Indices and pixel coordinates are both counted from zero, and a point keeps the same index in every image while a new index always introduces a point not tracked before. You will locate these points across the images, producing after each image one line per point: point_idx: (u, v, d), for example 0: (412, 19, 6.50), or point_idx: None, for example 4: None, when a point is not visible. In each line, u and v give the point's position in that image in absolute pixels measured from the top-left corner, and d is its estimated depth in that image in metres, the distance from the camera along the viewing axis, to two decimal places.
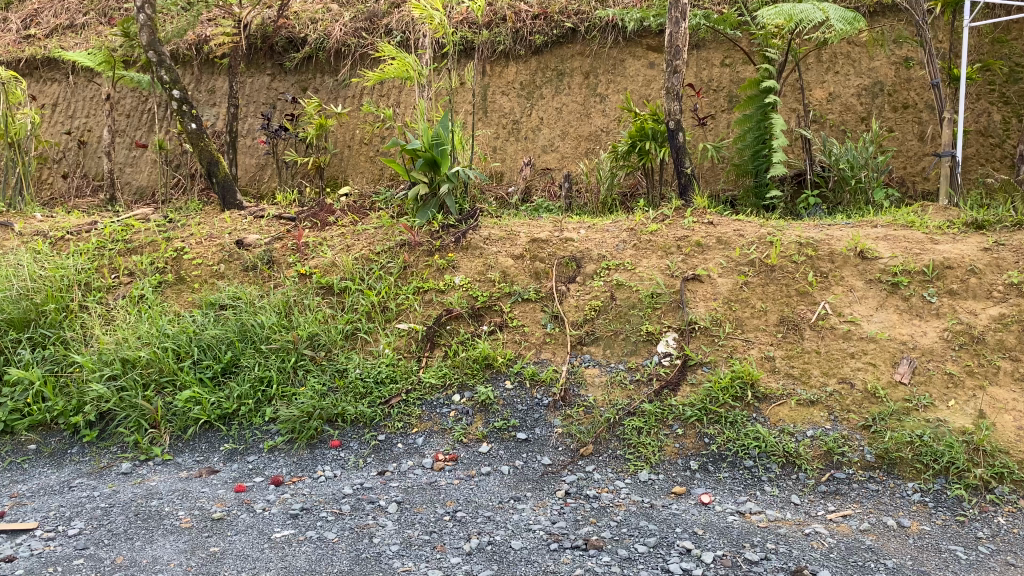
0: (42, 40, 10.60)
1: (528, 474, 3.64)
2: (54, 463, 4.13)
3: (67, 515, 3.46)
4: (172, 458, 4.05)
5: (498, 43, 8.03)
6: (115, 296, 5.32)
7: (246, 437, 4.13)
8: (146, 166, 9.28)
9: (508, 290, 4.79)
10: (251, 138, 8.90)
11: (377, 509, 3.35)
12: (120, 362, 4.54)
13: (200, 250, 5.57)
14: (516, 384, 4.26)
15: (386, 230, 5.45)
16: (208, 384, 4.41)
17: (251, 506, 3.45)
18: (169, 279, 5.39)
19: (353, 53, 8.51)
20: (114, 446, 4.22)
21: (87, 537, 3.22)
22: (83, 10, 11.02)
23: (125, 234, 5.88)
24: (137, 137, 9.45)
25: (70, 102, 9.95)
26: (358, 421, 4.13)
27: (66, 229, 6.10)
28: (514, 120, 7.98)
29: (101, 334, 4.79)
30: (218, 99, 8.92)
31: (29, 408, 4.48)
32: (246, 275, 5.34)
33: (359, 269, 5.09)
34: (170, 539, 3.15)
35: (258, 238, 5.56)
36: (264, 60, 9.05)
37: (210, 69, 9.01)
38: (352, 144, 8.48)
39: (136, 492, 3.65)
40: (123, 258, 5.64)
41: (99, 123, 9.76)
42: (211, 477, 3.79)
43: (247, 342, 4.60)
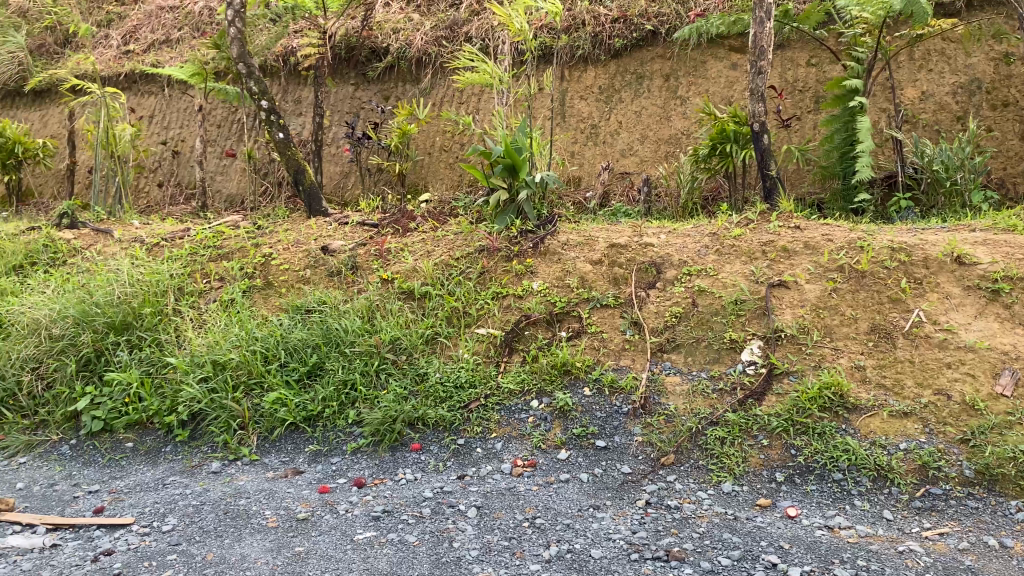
0: (140, 55, 11.12)
1: (607, 483, 3.60)
2: (149, 461, 4.29)
3: (161, 511, 3.59)
4: (259, 458, 4.17)
5: (577, 48, 8.02)
6: (207, 300, 5.51)
7: (330, 439, 4.22)
8: (235, 174, 9.61)
9: (587, 295, 4.76)
10: (336, 146, 9.10)
11: (457, 514, 3.36)
12: (212, 363, 4.69)
13: (288, 255, 5.72)
14: (595, 392, 4.23)
15: (466, 236, 5.49)
16: (295, 386, 4.52)
17: (334, 507, 3.51)
18: (258, 284, 5.56)
19: (434, 61, 8.64)
20: (205, 446, 4.35)
21: (179, 533, 3.33)
22: (178, 25, 11.49)
23: (217, 241, 6.10)
24: (227, 146, 9.80)
25: (165, 114, 10.43)
26: (438, 425, 4.17)
27: (162, 236, 6.37)
28: (592, 124, 7.95)
29: (194, 337, 4.96)
30: (304, 109, 9.18)
31: (128, 408, 4.65)
32: (330, 280, 5.44)
33: (439, 274, 5.13)
34: (258, 538, 3.23)
35: (341, 244, 5.67)
36: (348, 70, 9.25)
37: (297, 79, 9.28)
38: (432, 150, 8.60)
39: (226, 490, 3.77)
40: (214, 264, 5.85)
41: (192, 134, 10.17)
42: (296, 478, 3.88)
43: (331, 345, 4.69)
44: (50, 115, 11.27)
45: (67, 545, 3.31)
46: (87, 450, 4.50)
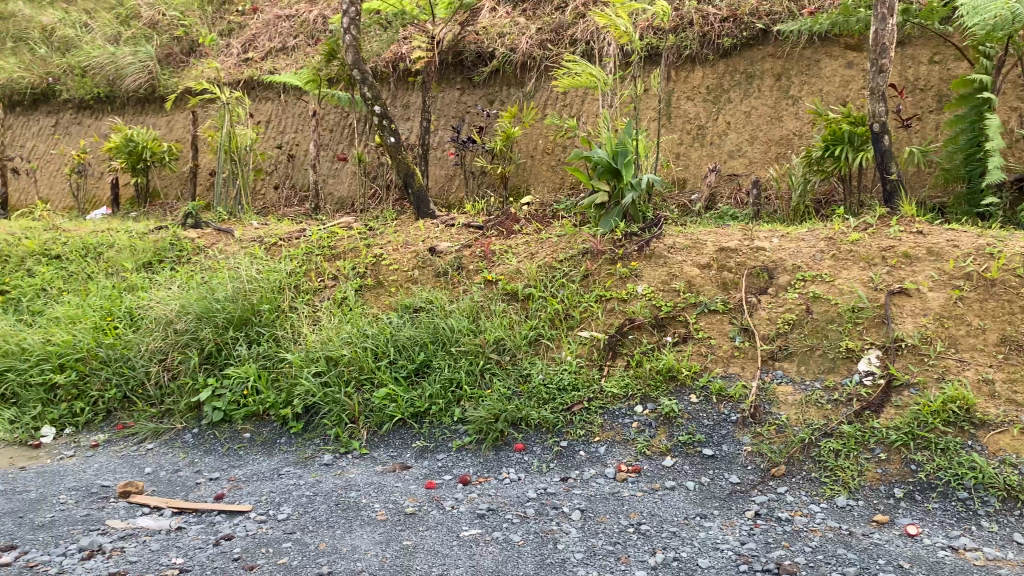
0: (258, 63, 11.64)
1: (714, 492, 3.53)
2: (266, 451, 4.48)
3: (277, 500, 3.74)
4: (369, 452, 4.29)
5: (685, 48, 7.90)
6: (320, 298, 5.70)
7: (436, 436, 4.31)
8: (346, 177, 9.93)
9: (694, 300, 4.68)
10: (441, 149, 9.25)
11: (561, 516, 3.36)
12: (325, 359, 4.85)
13: (397, 256, 5.86)
14: (702, 398, 4.15)
15: (570, 238, 5.48)
16: (402, 383, 4.62)
17: (440, 503, 3.58)
18: (368, 283, 5.72)
19: (540, 64, 8.69)
20: (317, 438, 4.51)
21: (294, 522, 3.46)
22: (294, 33, 11.96)
23: (330, 242, 6.32)
24: (339, 150, 10.13)
25: (281, 120, 10.88)
26: (542, 426, 4.18)
27: (279, 236, 6.65)
28: (699, 126, 7.80)
29: (308, 333, 5.14)
30: (412, 113, 9.39)
31: (246, 399, 4.86)
32: (437, 280, 5.54)
33: (543, 276, 5.14)
34: (367, 530, 3.32)
35: (448, 245, 5.76)
36: (455, 74, 9.40)
37: (405, 84, 9.50)
38: (536, 153, 8.63)
39: (337, 482, 3.89)
40: (327, 263, 6.06)
41: (306, 138, 10.58)
42: (403, 473, 3.96)
43: (438, 344, 4.78)
44: (176, 121, 11.92)
45: (191, 528, 3.49)
46: (208, 439, 4.73)
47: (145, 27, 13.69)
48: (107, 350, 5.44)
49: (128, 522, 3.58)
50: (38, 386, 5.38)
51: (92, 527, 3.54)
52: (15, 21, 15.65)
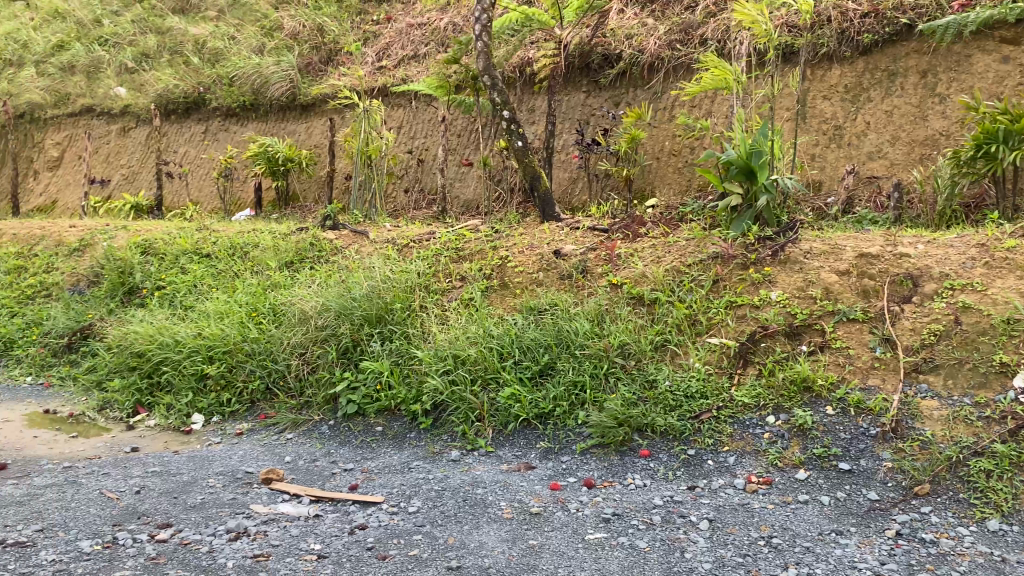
0: (391, 71, 12.08)
1: (851, 508, 3.38)
2: (396, 445, 4.62)
3: (407, 493, 3.86)
4: (494, 450, 4.36)
5: (821, 46, 7.63)
6: (448, 298, 5.83)
7: (560, 437, 4.33)
8: (472, 181, 10.13)
9: (831, 307, 4.50)
10: (566, 152, 9.25)
11: (688, 524, 3.31)
12: (452, 357, 4.95)
13: (523, 258, 5.93)
14: (838, 411, 4.00)
15: (699, 243, 5.36)
16: (528, 384, 4.67)
17: (566, 504, 3.59)
18: (495, 285, 5.80)
19: (668, 65, 8.60)
20: (445, 435, 4.62)
21: (424, 515, 3.57)
22: (425, 41, 12.33)
23: (459, 244, 6.46)
24: (466, 154, 10.35)
25: (412, 125, 11.25)
26: (668, 433, 4.14)
27: (409, 239, 6.87)
28: (836, 126, 7.47)
29: (437, 332, 5.26)
30: (538, 117, 9.48)
31: (378, 394, 5.04)
32: (563, 283, 5.57)
33: (670, 280, 5.07)
34: (494, 528, 3.38)
35: (573, 248, 5.78)
36: (581, 77, 9.40)
37: (531, 89, 9.61)
38: (662, 155, 8.51)
39: (464, 479, 3.98)
40: (455, 265, 6.20)
41: (435, 143, 10.89)
42: (529, 473, 4.01)
43: (563, 346, 4.80)
44: (314, 127, 12.51)
45: (327, 516, 3.65)
46: (343, 431, 4.94)
47: (288, 39, 14.43)
48: (252, 344, 5.79)
49: (271, 507, 3.79)
50: (190, 376, 5.77)
51: (238, 510, 3.76)
52: (172, 35, 16.83)
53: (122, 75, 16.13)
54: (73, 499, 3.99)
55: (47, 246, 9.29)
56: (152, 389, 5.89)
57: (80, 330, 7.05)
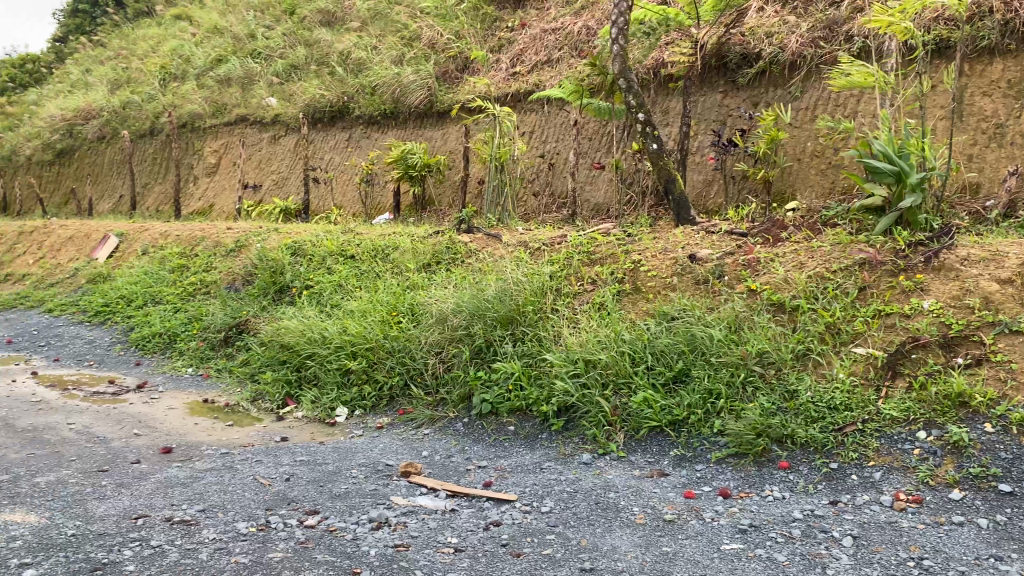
0: (525, 76, 12.26)
1: (1013, 533, 3.16)
2: (528, 445, 4.69)
3: (540, 493, 3.91)
4: (626, 455, 4.35)
5: (981, 39, 7.15)
6: (580, 301, 5.85)
7: (694, 445, 4.27)
8: (604, 184, 10.12)
9: (991, 319, 4.23)
10: (700, 155, 9.08)
11: (830, 541, 3.19)
12: (584, 361, 4.96)
13: (656, 262, 5.87)
14: (998, 429, 3.75)
15: (843, 248, 5.16)
16: (661, 390, 4.62)
17: (700, 513, 3.54)
18: (627, 289, 5.77)
19: (810, 63, 8.30)
20: (576, 437, 4.64)
21: (557, 516, 3.61)
22: (559, 45, 12.42)
23: (591, 247, 6.48)
24: (598, 157, 10.35)
25: (544, 129, 11.36)
26: (809, 445, 4.01)
27: (542, 242, 6.95)
28: (997, 124, 6.99)
29: (569, 335, 5.29)
30: (672, 119, 9.36)
31: (511, 394, 5.12)
32: (697, 288, 5.48)
33: (812, 287, 4.89)
34: (627, 532, 3.38)
35: (709, 253, 5.68)
36: (717, 78, 9.21)
37: (665, 90, 9.48)
38: (803, 156, 8.21)
39: (596, 482, 3.99)
40: (587, 268, 6.22)
41: (567, 147, 10.96)
42: (662, 479, 3.98)
43: (697, 352, 4.72)
44: (450, 133, 12.85)
45: (463, 511, 3.76)
46: (477, 429, 5.06)
47: (426, 48, 14.89)
48: (391, 341, 6.03)
49: (409, 500, 3.94)
50: (334, 370, 6.07)
51: (379, 501, 3.93)
52: (319, 47, 17.71)
53: (273, 86, 17.10)
54: (231, 483, 4.29)
55: (207, 247, 9.99)
56: (300, 382, 6.24)
57: (236, 325, 7.55)
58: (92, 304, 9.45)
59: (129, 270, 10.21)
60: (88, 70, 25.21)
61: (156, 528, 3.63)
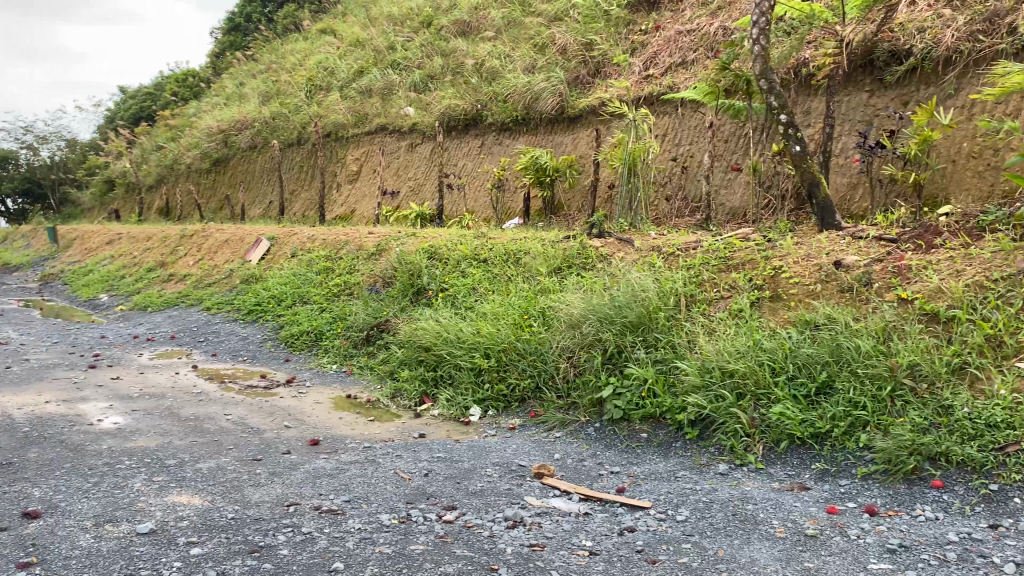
0: (659, 79, 12.14)
1: None
2: (662, 453, 4.65)
3: (675, 501, 3.88)
4: (765, 467, 4.24)
5: None
6: (716, 308, 5.74)
7: (838, 460, 4.11)
8: (739, 188, 9.89)
9: None
10: (844, 156, 8.71)
11: (990, 566, 3.00)
12: (720, 369, 4.87)
13: (798, 269, 5.69)
14: None
15: (1006, 255, 4.87)
16: (802, 401, 4.47)
17: (845, 530, 3.41)
18: (766, 296, 5.61)
19: (968, 59, 7.81)
20: (712, 447, 4.57)
21: (693, 525, 3.56)
22: (694, 47, 12.23)
23: (728, 252, 6.35)
24: (734, 160, 10.12)
25: (678, 132, 11.22)
26: (966, 464, 3.78)
27: (677, 246, 6.87)
28: None
29: (705, 342, 5.20)
30: (814, 121, 9.03)
31: (644, 401, 5.08)
32: (842, 296, 5.28)
33: (970, 296, 4.61)
34: (766, 545, 3.30)
35: (856, 259, 5.46)
36: (863, 76, 8.83)
37: (807, 89, 9.17)
38: (958, 157, 7.72)
39: (733, 493, 3.91)
40: (724, 274, 6.10)
41: (701, 150, 10.78)
42: (803, 493, 3.86)
43: (842, 363, 4.54)
44: (581, 138, 12.90)
45: (597, 515, 3.78)
46: (609, 434, 5.07)
47: (559, 53, 15.02)
48: (524, 344, 6.11)
49: (544, 501, 4.00)
50: (469, 371, 6.23)
51: (514, 500, 4.01)
52: (455, 56, 18.19)
53: (410, 95, 17.69)
54: (373, 475, 4.48)
55: (350, 251, 10.46)
56: (436, 382, 6.44)
57: (376, 325, 7.87)
58: (246, 303, 10.09)
59: (279, 272, 10.84)
60: (242, 84, 26.89)
61: (306, 515, 3.85)
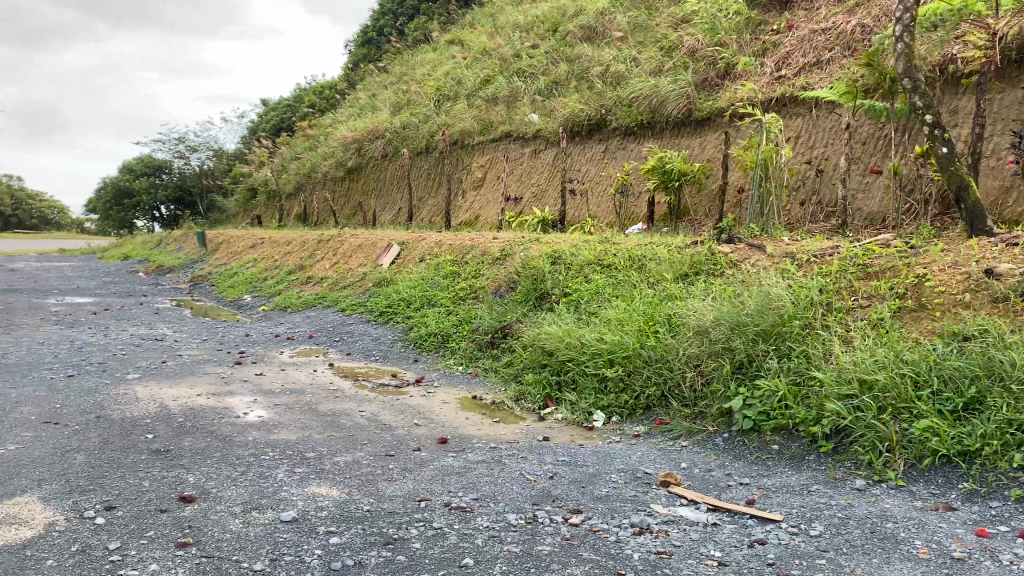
0: (791, 80, 11.78)
1: None
2: (794, 466, 4.51)
3: (808, 516, 3.76)
4: (906, 484, 4.04)
5: None
6: (853, 317, 5.52)
7: (988, 480, 3.88)
8: (878, 192, 9.45)
9: None
10: (996, 157, 8.18)
11: None
12: (859, 382, 4.67)
13: (944, 278, 5.41)
14: None
15: None
16: (948, 417, 4.23)
17: (996, 554, 3.21)
18: (909, 305, 5.35)
19: None
20: (848, 462, 4.40)
21: (828, 541, 3.45)
22: (829, 45, 11.79)
23: (866, 259, 6.10)
24: (872, 162, 9.68)
25: (812, 134, 10.84)
26: None
27: (811, 252, 6.66)
28: None
29: (841, 352, 5.00)
30: (963, 120, 8.53)
31: (775, 412, 4.95)
32: (994, 306, 4.97)
33: None
34: (908, 566, 3.15)
35: (1010, 268, 5.13)
36: (1018, 73, 8.27)
37: (955, 88, 8.70)
38: None
39: (872, 510, 3.76)
40: (862, 282, 5.86)
41: (836, 152, 10.39)
42: (949, 514, 3.65)
43: (993, 378, 4.27)
44: (709, 142, 12.67)
45: (726, 526, 3.71)
46: (737, 444, 4.96)
47: (686, 56, 14.82)
48: (649, 351, 6.07)
49: (670, 509, 3.96)
50: (593, 376, 6.25)
51: (640, 507, 4.00)
52: (580, 62, 18.24)
53: (536, 102, 17.87)
54: (500, 475, 4.57)
55: (476, 255, 10.68)
56: (560, 386, 6.48)
57: (502, 329, 8.00)
58: (378, 305, 10.48)
59: (409, 276, 11.19)
60: (374, 95, 27.92)
61: (436, 511, 3.97)
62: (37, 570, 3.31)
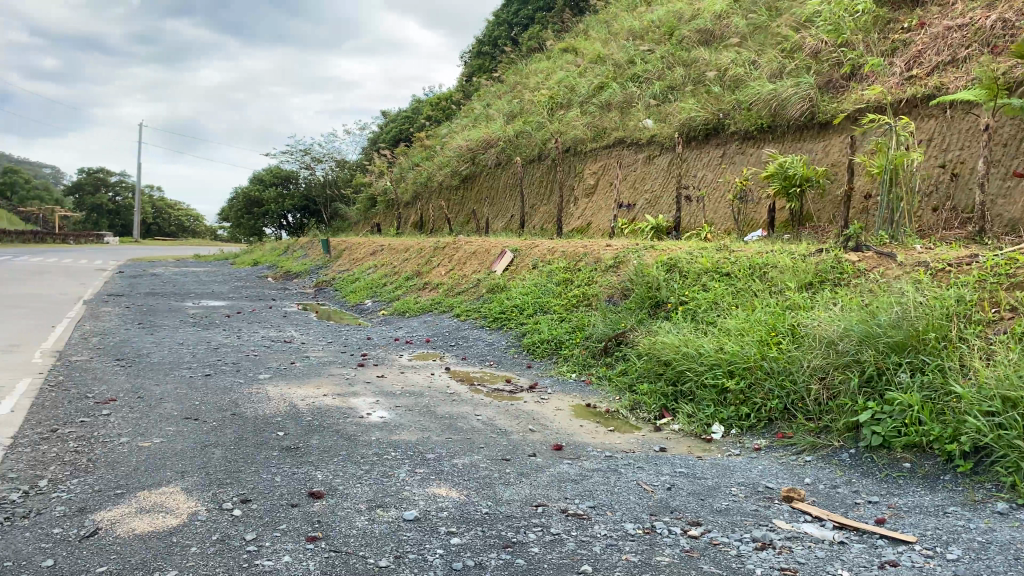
0: (923, 79, 11.24)
1: None
2: (927, 485, 4.30)
3: (944, 538, 3.58)
4: None
5: None
6: (995, 330, 5.21)
7: None
8: (1021, 197, 8.88)
9: None
10: None
11: None
12: (1001, 399, 4.39)
13: None
14: None
15: None
16: None
17: None
18: None
19: None
20: (988, 483, 4.15)
21: (967, 566, 3.27)
22: (966, 43, 11.20)
23: (1009, 269, 5.76)
24: (1014, 165, 9.11)
25: (946, 137, 10.31)
26: None
27: (947, 261, 6.37)
28: None
29: (981, 367, 4.72)
30: None
31: (907, 428, 4.72)
32: None
33: None
34: None
35: None
36: None
37: None
38: None
39: (1016, 536, 3.54)
40: (1005, 293, 5.52)
41: (974, 155, 9.84)
42: None
43: None
44: (833, 146, 12.24)
45: (853, 545, 3.58)
46: (866, 461, 4.77)
47: (809, 58, 14.38)
48: (771, 362, 5.92)
49: (794, 525, 3.85)
50: (712, 388, 6.15)
51: (761, 522, 3.91)
52: (697, 66, 17.97)
53: (650, 108, 17.71)
54: (617, 484, 4.56)
55: (589, 262, 10.68)
56: (676, 396, 6.41)
57: (616, 337, 7.98)
58: (492, 311, 10.64)
59: (522, 282, 11.31)
60: (489, 105, 28.38)
61: (553, 517, 4.00)
62: (183, 556, 3.55)
